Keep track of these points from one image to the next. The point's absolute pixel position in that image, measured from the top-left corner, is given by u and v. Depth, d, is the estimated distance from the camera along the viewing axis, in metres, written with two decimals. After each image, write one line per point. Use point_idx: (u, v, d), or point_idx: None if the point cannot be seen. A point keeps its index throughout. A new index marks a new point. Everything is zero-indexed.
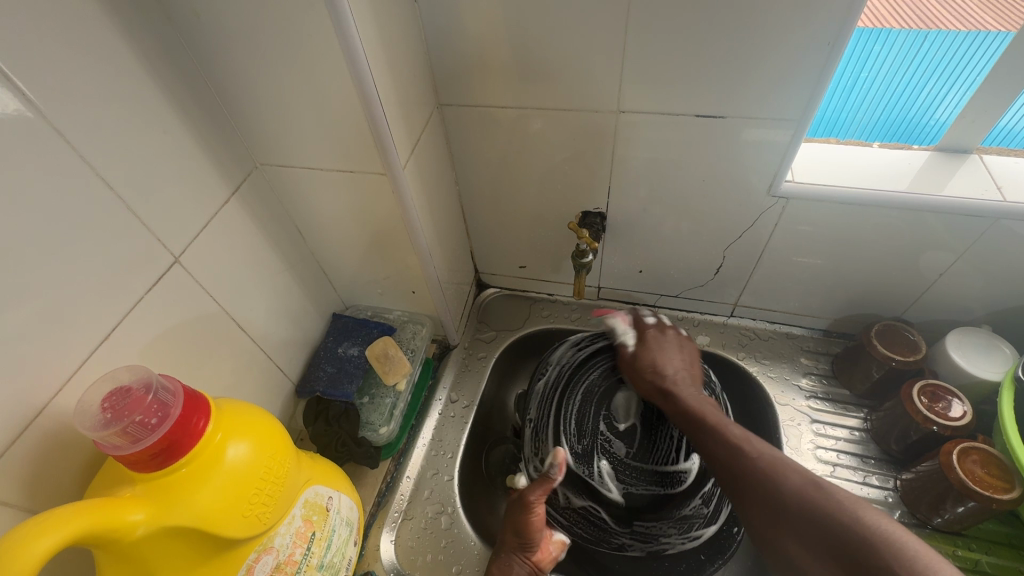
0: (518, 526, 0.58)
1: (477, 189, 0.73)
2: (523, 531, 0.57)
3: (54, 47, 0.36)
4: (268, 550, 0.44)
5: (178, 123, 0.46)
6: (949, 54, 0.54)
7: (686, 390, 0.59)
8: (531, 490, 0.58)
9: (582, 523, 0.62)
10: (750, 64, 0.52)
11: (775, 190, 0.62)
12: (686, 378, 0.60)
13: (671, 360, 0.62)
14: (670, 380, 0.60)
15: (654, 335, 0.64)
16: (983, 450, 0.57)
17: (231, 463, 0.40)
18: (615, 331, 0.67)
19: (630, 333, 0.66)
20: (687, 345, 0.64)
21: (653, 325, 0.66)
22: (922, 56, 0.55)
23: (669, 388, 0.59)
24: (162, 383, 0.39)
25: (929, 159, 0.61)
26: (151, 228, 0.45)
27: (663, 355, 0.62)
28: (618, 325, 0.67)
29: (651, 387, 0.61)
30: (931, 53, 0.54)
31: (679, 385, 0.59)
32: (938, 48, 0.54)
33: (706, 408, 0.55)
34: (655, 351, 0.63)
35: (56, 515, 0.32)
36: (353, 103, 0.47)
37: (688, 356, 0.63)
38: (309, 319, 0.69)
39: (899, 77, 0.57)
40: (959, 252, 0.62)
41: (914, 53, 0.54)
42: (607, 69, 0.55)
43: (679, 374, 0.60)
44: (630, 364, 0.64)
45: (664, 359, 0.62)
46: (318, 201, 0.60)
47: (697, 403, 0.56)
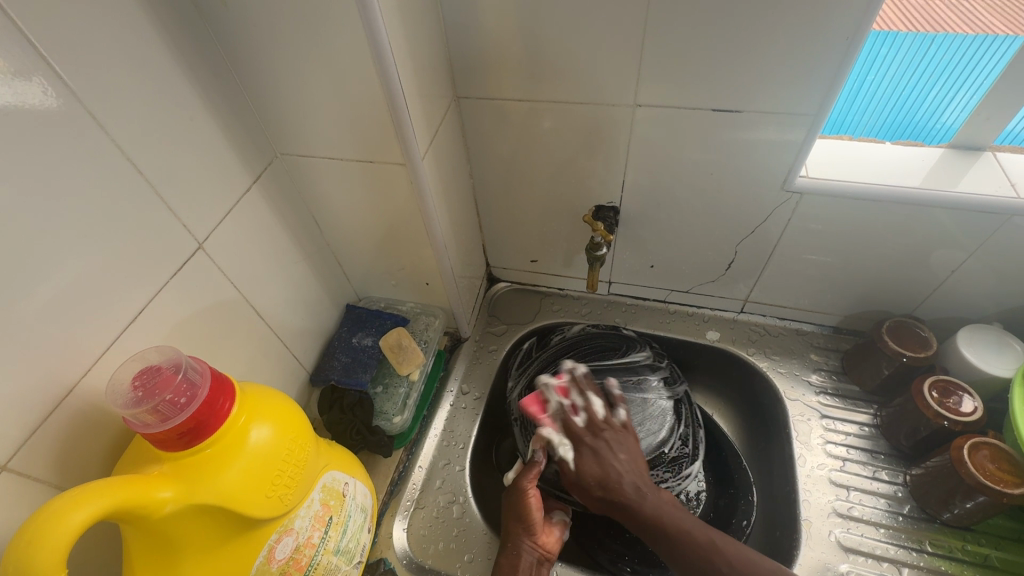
0: (520, 511, 0.59)
1: (491, 183, 0.74)
2: (525, 518, 0.58)
3: (88, 32, 0.36)
4: (289, 532, 0.45)
5: (203, 111, 0.47)
6: (955, 58, 0.55)
7: (649, 495, 0.57)
8: (524, 476, 0.60)
9: None
10: (767, 60, 0.52)
11: (789, 186, 0.62)
12: (634, 483, 0.57)
13: (617, 467, 0.59)
14: (616, 491, 0.57)
15: (592, 444, 0.60)
16: (993, 445, 0.57)
17: (255, 446, 0.40)
18: (553, 446, 0.61)
19: (564, 443, 0.61)
20: (627, 441, 0.61)
21: (586, 430, 0.61)
22: (929, 60, 0.55)
23: (617, 501, 0.57)
24: (191, 364, 0.39)
25: (943, 156, 0.62)
26: (177, 214, 0.46)
27: (610, 458, 0.59)
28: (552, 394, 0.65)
29: (600, 503, 0.58)
30: (938, 57, 0.55)
31: (637, 497, 0.56)
32: (944, 52, 0.54)
33: (664, 515, 0.55)
34: (599, 465, 0.59)
35: (89, 490, 0.33)
36: (375, 93, 0.48)
37: (632, 454, 0.60)
38: (324, 309, 0.70)
39: (904, 81, 0.58)
40: (971, 250, 0.62)
41: (919, 57, 0.55)
42: (624, 64, 0.56)
43: (626, 480, 0.58)
44: (573, 483, 0.60)
45: (622, 471, 0.58)
46: (336, 192, 0.60)
47: (656, 514, 0.55)
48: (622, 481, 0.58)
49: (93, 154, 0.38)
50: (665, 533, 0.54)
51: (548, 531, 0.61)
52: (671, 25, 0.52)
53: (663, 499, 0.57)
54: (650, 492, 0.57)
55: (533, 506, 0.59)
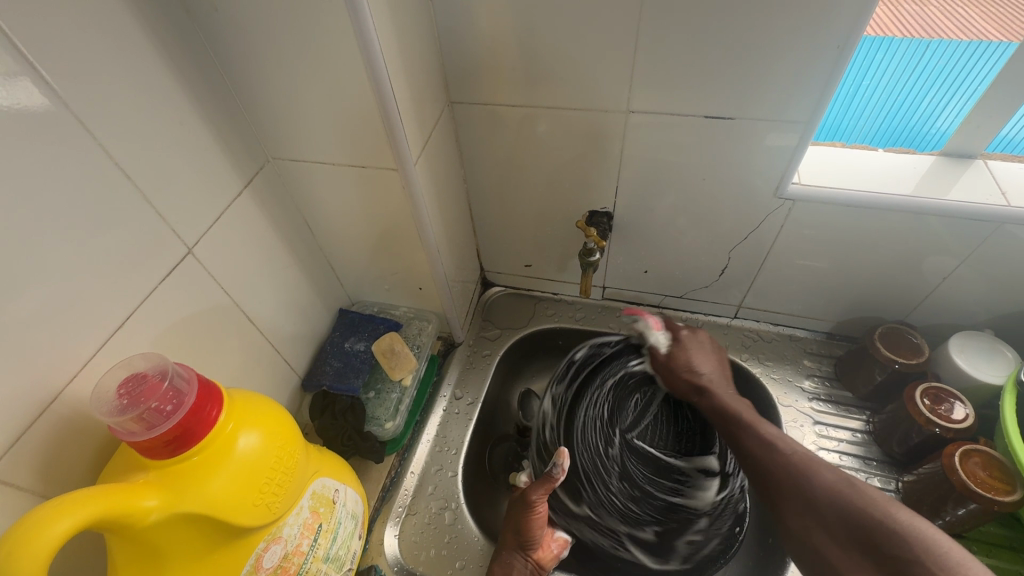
0: (519, 526, 0.59)
1: (485, 187, 0.74)
2: (523, 534, 0.59)
3: (76, 37, 0.36)
4: (277, 540, 0.44)
5: (193, 115, 0.47)
6: (950, 64, 0.55)
7: (721, 391, 0.58)
8: (532, 490, 0.59)
9: (728, 513, 0.62)
10: (759, 66, 0.52)
11: (781, 192, 0.62)
12: (719, 378, 0.60)
13: (697, 363, 0.61)
14: (706, 380, 0.60)
15: (682, 339, 0.64)
16: (984, 452, 0.57)
17: (242, 453, 0.40)
18: (646, 333, 0.65)
19: (663, 335, 0.65)
20: (710, 347, 0.64)
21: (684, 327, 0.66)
22: (923, 66, 0.55)
23: (705, 387, 0.59)
24: (178, 371, 0.39)
25: (933, 164, 0.62)
26: (166, 219, 0.45)
27: (698, 357, 0.62)
28: (648, 327, 0.66)
29: (686, 386, 0.61)
30: (933, 62, 0.55)
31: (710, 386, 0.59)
32: (940, 57, 0.55)
33: (729, 408, 0.55)
34: (689, 351, 0.63)
35: (72, 499, 0.32)
36: (368, 99, 0.48)
37: (713, 360, 0.62)
38: (317, 313, 0.70)
39: (899, 87, 0.58)
40: (962, 257, 0.62)
41: (915, 62, 0.55)
42: (616, 70, 0.56)
43: (713, 375, 0.60)
44: (663, 365, 0.63)
45: (698, 364, 0.61)
46: (328, 196, 0.60)
47: (716, 403, 0.57)
48: (707, 374, 0.60)
49: (81, 157, 0.38)
50: (726, 417, 0.55)
51: (546, 545, 0.61)
52: (663, 33, 0.52)
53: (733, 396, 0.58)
54: (721, 384, 0.59)
55: (534, 523, 0.59)
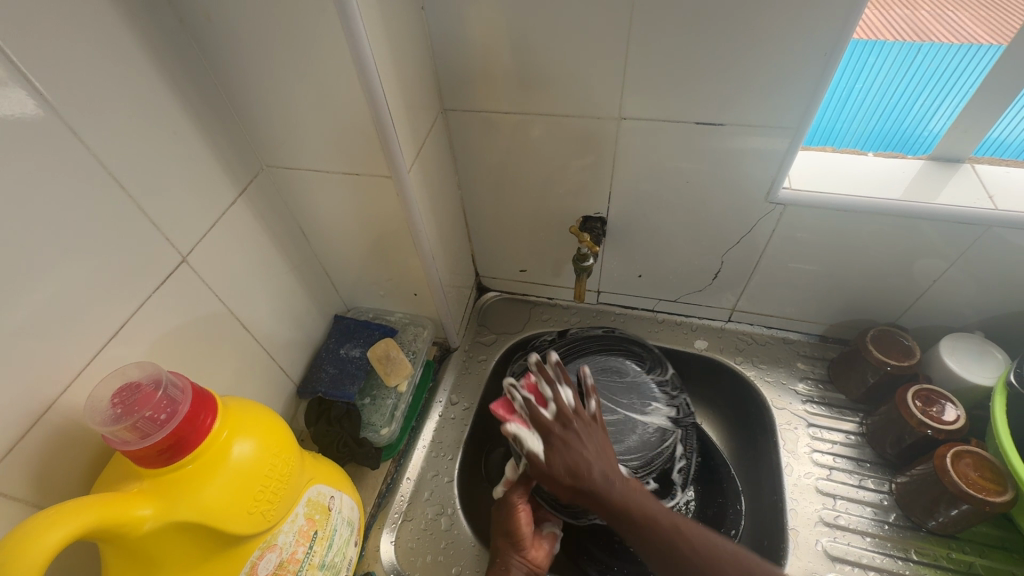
0: (508, 527, 0.59)
1: (479, 193, 0.74)
2: (511, 532, 0.59)
3: (69, 48, 0.37)
4: (272, 547, 0.44)
5: (187, 123, 0.47)
6: (941, 67, 0.56)
7: (616, 484, 0.52)
8: (513, 492, 0.60)
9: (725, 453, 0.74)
10: (749, 71, 0.53)
11: (773, 197, 0.63)
12: (613, 475, 0.52)
13: (589, 461, 0.52)
14: (591, 485, 0.52)
15: (562, 436, 0.53)
16: (975, 453, 0.58)
17: (236, 461, 0.40)
18: (520, 440, 0.53)
19: (533, 436, 0.54)
20: (596, 433, 0.55)
21: (569, 410, 0.55)
22: (916, 69, 0.56)
23: (591, 494, 0.52)
24: (172, 379, 0.39)
25: (922, 168, 0.63)
26: (161, 227, 0.46)
27: (584, 458, 0.53)
28: (520, 433, 0.53)
29: (564, 489, 0.53)
30: (925, 65, 0.56)
31: (605, 485, 0.52)
32: (931, 61, 0.55)
33: (633, 505, 0.51)
34: (566, 454, 0.53)
35: (66, 509, 0.32)
36: (361, 106, 0.48)
37: (602, 445, 0.54)
38: (312, 320, 0.70)
39: (893, 90, 0.59)
40: (952, 260, 0.63)
41: (907, 66, 0.56)
42: (608, 75, 0.56)
43: (604, 474, 0.52)
44: (541, 472, 0.53)
45: (592, 458, 0.53)
46: (322, 203, 0.60)
47: (623, 501, 0.51)
48: (593, 470, 0.52)
49: (75, 166, 0.38)
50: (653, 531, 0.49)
51: (537, 544, 0.61)
52: (653, 40, 0.53)
53: (632, 488, 0.52)
54: (619, 478, 0.52)
55: (520, 520, 0.59)
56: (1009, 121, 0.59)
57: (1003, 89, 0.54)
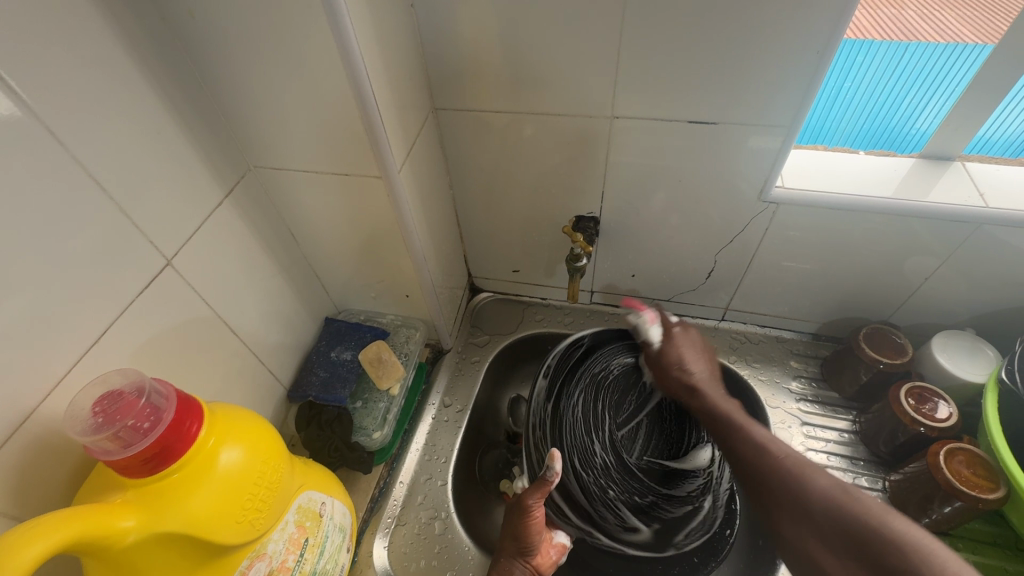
0: (518, 532, 0.58)
1: (471, 193, 0.73)
2: (522, 540, 0.57)
3: (47, 47, 0.35)
4: (261, 556, 0.43)
5: (171, 124, 0.46)
6: (929, 66, 0.56)
7: (704, 392, 0.59)
8: (530, 494, 0.56)
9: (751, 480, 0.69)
10: (743, 69, 0.52)
11: (766, 196, 0.63)
12: (709, 378, 0.61)
13: (691, 361, 0.63)
14: (696, 378, 0.61)
15: (673, 338, 0.65)
16: (968, 450, 0.58)
17: (225, 468, 0.39)
18: (641, 328, 0.67)
19: (655, 330, 0.66)
20: (692, 346, 0.64)
21: (677, 324, 0.67)
22: (903, 67, 0.56)
23: (698, 387, 0.60)
24: (155, 387, 0.38)
25: (913, 166, 0.63)
26: (145, 231, 0.44)
27: (678, 355, 0.64)
28: (643, 321, 0.67)
29: (676, 383, 0.62)
30: (912, 64, 0.56)
31: (706, 385, 0.60)
32: (918, 60, 0.56)
33: (738, 423, 0.53)
34: (677, 351, 0.64)
35: (46, 522, 0.31)
36: (350, 105, 0.47)
37: (698, 356, 0.63)
38: (302, 323, 0.69)
39: (881, 88, 0.59)
40: (944, 258, 0.63)
41: (895, 64, 0.56)
42: (601, 74, 0.56)
43: (703, 374, 0.61)
44: (658, 359, 0.65)
45: (689, 360, 0.63)
46: (312, 204, 0.59)
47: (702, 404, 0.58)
48: (700, 374, 0.61)
49: (54, 169, 0.37)
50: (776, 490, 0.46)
51: (545, 551, 0.60)
52: (647, 39, 0.52)
53: (715, 400, 0.58)
54: (711, 386, 0.60)
55: (534, 531, 0.57)
56: (998, 120, 0.59)
57: (995, 87, 0.54)
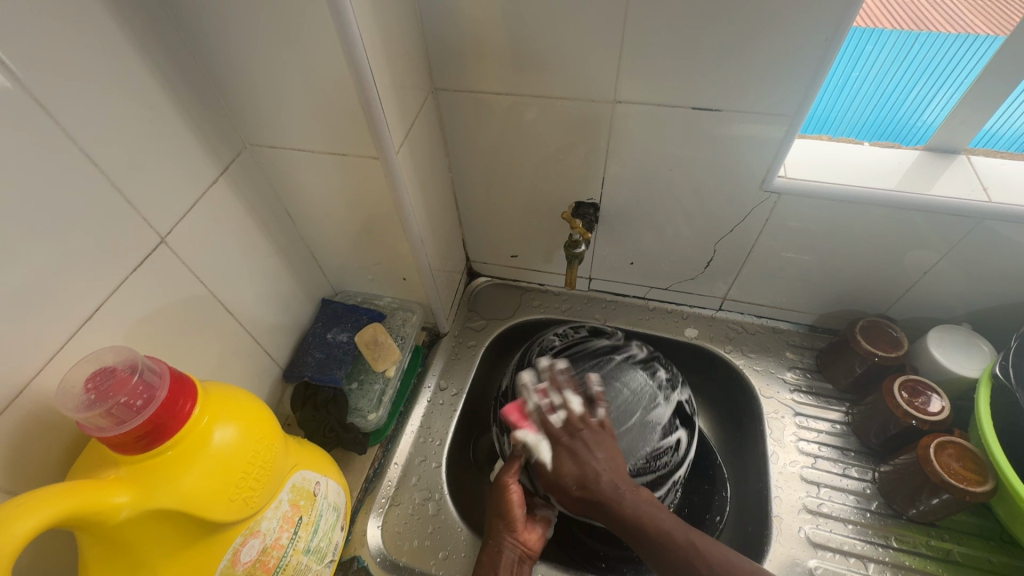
0: (501, 509, 0.60)
1: (471, 176, 0.73)
2: (506, 514, 0.59)
3: (40, 18, 0.35)
4: (255, 534, 0.44)
5: (165, 100, 0.45)
6: (938, 57, 0.55)
7: (627, 494, 0.52)
8: (507, 472, 0.61)
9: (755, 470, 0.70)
10: (748, 56, 0.51)
11: (768, 185, 0.62)
12: (613, 480, 0.53)
13: (594, 468, 0.54)
14: (586, 488, 0.53)
15: (568, 445, 0.56)
16: (959, 444, 0.58)
17: (217, 447, 0.39)
18: (532, 448, 0.57)
19: (542, 443, 0.57)
20: (605, 440, 0.56)
21: (563, 429, 0.57)
22: (912, 59, 0.55)
23: (599, 502, 0.52)
24: (148, 364, 0.38)
25: (917, 159, 0.62)
26: (139, 207, 0.44)
27: (578, 462, 0.54)
28: (530, 440, 0.57)
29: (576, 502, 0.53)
30: (921, 55, 0.55)
31: (617, 495, 0.51)
32: (928, 51, 0.55)
33: (644, 516, 0.50)
34: (575, 458, 0.54)
35: (37, 497, 0.31)
36: (347, 83, 0.46)
37: (611, 452, 0.55)
38: (298, 304, 0.69)
39: (888, 79, 0.58)
40: (942, 253, 0.63)
41: (904, 55, 0.55)
42: (604, 58, 0.55)
43: (598, 476, 0.53)
44: (551, 479, 0.55)
45: (601, 470, 0.53)
46: (308, 183, 0.59)
47: (636, 514, 0.50)
48: (602, 476, 0.53)
49: (49, 145, 0.37)
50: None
51: (530, 527, 0.61)
52: (652, 21, 0.51)
53: (642, 498, 0.52)
54: (628, 489, 0.52)
55: (512, 505, 0.59)
56: (1004, 114, 0.58)
57: (1004, 80, 0.54)
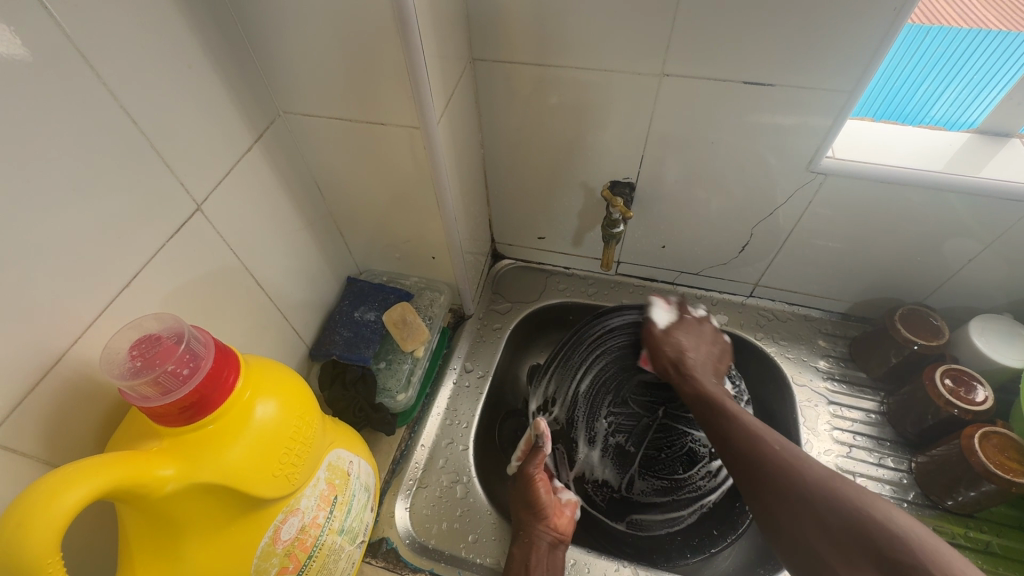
0: (530, 498, 0.60)
1: (503, 153, 0.70)
2: (532, 503, 0.59)
3: None
4: (294, 512, 0.43)
5: (202, 58, 0.43)
6: (949, 51, 0.54)
7: (698, 374, 0.64)
8: (530, 464, 0.63)
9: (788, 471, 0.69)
10: (810, 27, 0.49)
11: (815, 166, 0.60)
12: (704, 366, 0.65)
13: (692, 352, 0.66)
14: (689, 364, 0.65)
15: (688, 322, 0.69)
16: (1003, 434, 0.57)
17: (260, 422, 0.38)
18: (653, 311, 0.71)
19: (667, 314, 0.70)
20: (698, 330, 0.69)
21: (694, 314, 0.71)
22: (922, 52, 0.55)
23: (699, 390, 0.62)
24: (194, 334, 0.36)
25: (967, 142, 0.60)
26: (175, 172, 0.42)
27: (690, 343, 0.67)
28: (658, 308, 0.71)
29: (665, 362, 0.67)
30: (932, 49, 0.54)
31: (702, 377, 0.63)
32: (939, 45, 0.54)
33: (742, 417, 0.55)
34: (680, 337, 0.67)
35: (84, 466, 0.30)
36: (392, 46, 0.44)
37: (699, 342, 0.67)
38: (325, 281, 0.67)
39: (898, 72, 0.58)
40: (988, 241, 0.61)
41: (913, 48, 0.55)
42: (655, 28, 0.52)
43: (698, 360, 0.65)
44: (654, 339, 0.69)
45: (688, 347, 0.66)
46: (341, 156, 0.57)
47: (696, 393, 0.62)
48: (693, 358, 0.65)
49: (87, 100, 0.34)
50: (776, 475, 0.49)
51: (560, 512, 0.61)
52: None
53: (709, 383, 0.62)
54: (697, 373, 0.64)
55: (540, 491, 0.60)
56: None
57: None
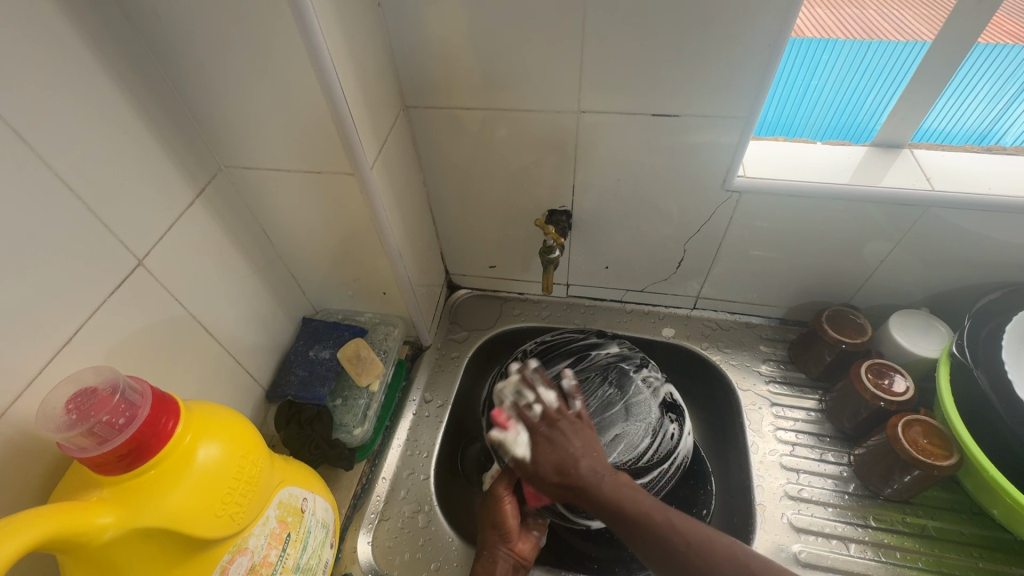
0: (497, 518, 0.60)
1: (446, 190, 0.74)
2: (500, 524, 0.60)
3: (20, 56, 0.36)
4: (243, 551, 0.44)
5: (139, 126, 0.46)
6: (890, 63, 0.59)
7: (606, 478, 0.53)
8: (500, 483, 0.62)
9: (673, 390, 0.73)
10: (702, 63, 0.54)
11: (728, 185, 0.65)
12: (599, 464, 0.55)
13: (571, 451, 0.56)
14: (575, 471, 0.54)
15: (546, 433, 0.57)
16: (925, 422, 0.61)
17: (202, 464, 0.39)
18: (506, 446, 0.57)
19: (519, 438, 0.57)
20: (583, 430, 0.58)
21: (541, 416, 0.59)
22: (866, 66, 0.60)
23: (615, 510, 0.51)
24: (130, 385, 0.38)
25: (865, 154, 0.66)
26: (114, 231, 0.44)
27: (567, 448, 0.56)
28: (507, 438, 0.57)
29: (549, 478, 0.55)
30: (874, 61, 0.59)
31: (599, 480, 0.53)
32: (879, 57, 0.59)
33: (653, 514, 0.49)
34: (563, 440, 0.57)
35: (22, 519, 0.31)
36: (319, 101, 0.47)
37: (589, 440, 0.57)
38: (279, 323, 0.69)
39: (846, 85, 0.62)
40: (896, 241, 0.66)
41: (857, 62, 0.59)
42: (568, 72, 0.58)
43: (587, 462, 0.55)
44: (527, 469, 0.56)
45: (579, 454, 0.55)
46: (286, 204, 0.60)
47: (616, 498, 0.51)
48: (582, 466, 0.54)
49: (25, 171, 0.37)
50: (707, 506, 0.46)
51: (525, 535, 0.61)
52: (612, 36, 0.54)
53: (621, 482, 0.53)
54: (607, 472, 0.54)
55: (506, 512, 0.60)
56: (941, 109, 0.64)
57: (936, 79, 0.58)
